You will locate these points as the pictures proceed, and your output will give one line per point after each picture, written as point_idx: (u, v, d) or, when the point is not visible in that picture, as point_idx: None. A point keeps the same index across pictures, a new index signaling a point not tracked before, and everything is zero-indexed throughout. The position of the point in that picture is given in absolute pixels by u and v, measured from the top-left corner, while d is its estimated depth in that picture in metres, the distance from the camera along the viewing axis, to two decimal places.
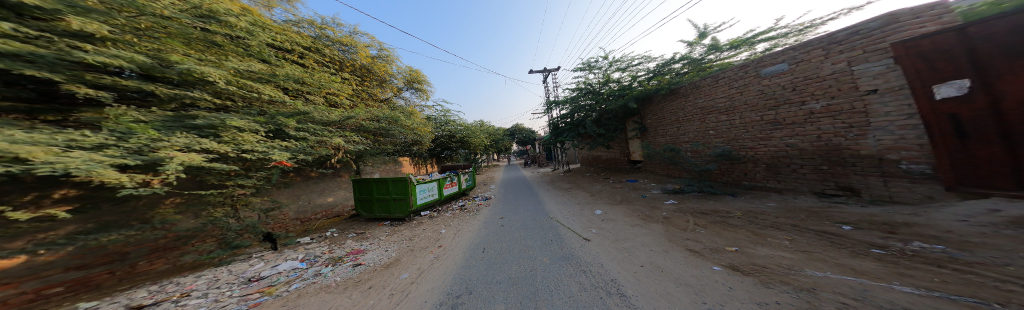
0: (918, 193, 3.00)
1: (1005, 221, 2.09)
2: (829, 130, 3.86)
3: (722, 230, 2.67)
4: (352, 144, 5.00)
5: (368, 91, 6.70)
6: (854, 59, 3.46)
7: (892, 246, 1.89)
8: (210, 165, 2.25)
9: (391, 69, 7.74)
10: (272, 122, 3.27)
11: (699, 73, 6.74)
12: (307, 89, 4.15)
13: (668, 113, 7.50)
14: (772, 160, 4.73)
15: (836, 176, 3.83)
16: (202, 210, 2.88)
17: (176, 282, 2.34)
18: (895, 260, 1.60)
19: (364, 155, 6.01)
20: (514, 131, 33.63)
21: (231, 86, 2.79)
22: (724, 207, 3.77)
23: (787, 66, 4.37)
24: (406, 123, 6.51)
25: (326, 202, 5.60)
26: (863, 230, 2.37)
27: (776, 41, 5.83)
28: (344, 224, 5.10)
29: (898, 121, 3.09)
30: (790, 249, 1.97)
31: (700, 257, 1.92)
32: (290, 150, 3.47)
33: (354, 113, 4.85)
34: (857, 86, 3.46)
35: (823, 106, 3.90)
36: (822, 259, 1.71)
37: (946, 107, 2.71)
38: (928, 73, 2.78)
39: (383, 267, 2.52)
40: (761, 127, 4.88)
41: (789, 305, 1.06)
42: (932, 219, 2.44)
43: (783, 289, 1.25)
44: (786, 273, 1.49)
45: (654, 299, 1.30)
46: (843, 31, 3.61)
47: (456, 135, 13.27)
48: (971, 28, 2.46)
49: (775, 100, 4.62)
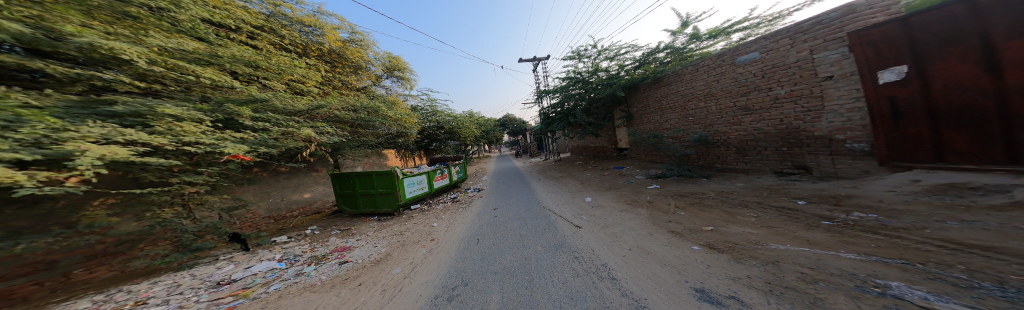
0: (857, 168, 3.49)
1: (922, 189, 2.58)
2: (789, 114, 4.26)
3: (699, 211, 2.92)
4: (325, 136, 4.63)
5: (342, 79, 6.14)
6: (815, 48, 3.78)
7: (837, 217, 2.20)
8: (141, 160, 1.94)
9: (367, 55, 7.13)
10: (220, 111, 2.85)
11: (681, 61, 6.88)
12: (266, 75, 3.69)
13: (653, 101, 7.68)
14: (741, 144, 5.15)
15: (793, 156, 4.29)
16: (146, 211, 2.52)
17: (126, 290, 2.11)
18: (841, 229, 1.87)
19: (342, 147, 5.64)
20: (506, 122, 33.39)
21: (160, 67, 2.36)
22: (701, 189, 4.10)
23: (758, 54, 4.64)
24: (387, 113, 6.20)
25: (303, 198, 5.26)
26: (815, 203, 2.72)
27: (749, 31, 6.12)
28: (326, 221, 4.84)
29: (847, 104, 3.50)
30: (757, 226, 2.20)
31: (681, 238, 2.09)
32: (246, 143, 3.13)
33: (326, 102, 4.45)
34: (816, 73, 3.81)
35: (787, 92, 4.25)
36: (783, 233, 1.94)
37: (885, 90, 3.12)
38: (875, 60, 3.14)
39: (372, 263, 2.46)
40: (734, 113, 5.23)
41: (758, 278, 1.22)
42: (867, 191, 2.86)
43: (752, 264, 1.41)
44: (754, 248, 1.67)
45: (642, 280, 1.41)
46: (807, 21, 3.87)
47: (445, 126, 12.89)
48: (914, 18, 2.80)
49: (747, 87, 4.92)
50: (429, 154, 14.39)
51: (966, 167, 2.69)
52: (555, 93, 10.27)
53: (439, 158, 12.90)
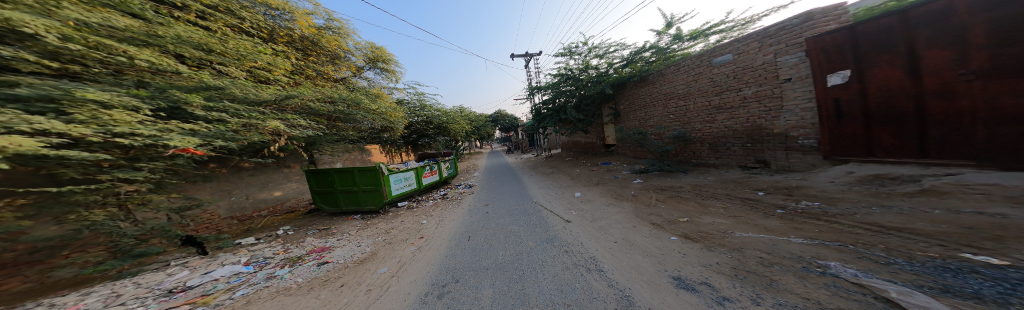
0: (806, 162, 4.00)
1: (855, 180, 3.04)
2: (754, 113, 4.69)
3: (677, 203, 3.17)
4: (298, 129, 4.24)
5: (317, 69, 5.61)
6: (778, 52, 4.16)
7: (790, 206, 2.52)
8: (55, 154, 1.50)
9: (345, 44, 6.61)
10: (162, 98, 2.41)
11: (664, 61, 7.21)
12: (223, 61, 3.24)
13: (638, 99, 7.98)
14: (713, 140, 5.60)
15: (755, 152, 4.75)
16: (69, 213, 1.95)
17: (48, 304, 1.72)
18: (792, 217, 2.16)
19: (318, 142, 5.23)
20: (498, 118, 33.09)
21: (77, 45, 1.89)
22: (678, 183, 4.43)
23: (732, 56, 4.97)
24: (369, 106, 5.93)
25: (273, 197, 4.82)
26: (772, 194, 3.07)
27: (724, 34, 6.53)
28: (301, 221, 4.51)
29: (801, 105, 3.95)
30: (724, 216, 2.45)
31: (660, 229, 2.26)
32: (198, 135, 2.71)
33: (298, 92, 4.08)
34: (777, 75, 4.22)
35: (753, 92, 4.65)
36: (745, 221, 2.18)
37: (832, 92, 3.58)
38: (826, 64, 3.58)
39: (356, 263, 2.35)
40: (708, 111, 5.64)
41: (726, 264, 1.40)
42: (813, 182, 3.30)
43: (720, 251, 1.59)
44: (722, 236, 1.86)
45: (627, 271, 1.50)
46: (773, 26, 4.22)
47: (433, 121, 12.35)
48: (859, 27, 3.19)
49: (720, 87, 5.30)
50: (417, 150, 13.94)
51: (889, 160, 3.17)
52: (546, 89, 10.31)
53: (428, 154, 12.49)
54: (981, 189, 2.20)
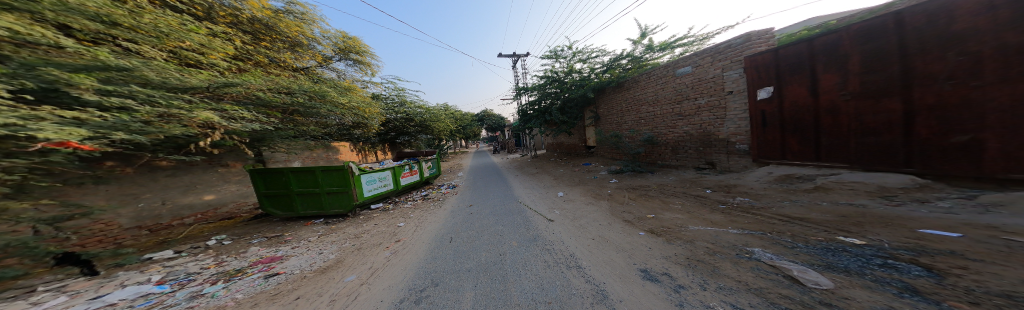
0: (741, 163, 4.80)
1: (773, 179, 3.77)
2: (704, 121, 5.42)
3: (645, 201, 3.53)
4: (243, 123, 3.51)
5: (270, 55, 4.70)
6: (725, 67, 4.89)
7: (730, 201, 3.01)
8: None
9: (309, 32, 5.67)
10: (30, 78, 1.61)
11: (639, 69, 7.83)
12: (135, 38, 2.43)
13: (615, 104, 8.57)
14: (675, 144, 6.27)
15: (705, 155, 5.50)
16: None
17: None
18: (732, 211, 2.59)
19: (268, 138, 4.48)
20: (485, 117, 32.58)
21: None
22: (647, 182, 4.94)
23: (690, 68, 5.62)
24: (338, 100, 5.51)
25: (203, 201, 4.03)
26: (717, 191, 3.63)
27: (687, 47, 7.31)
28: (244, 228, 3.84)
29: (740, 115, 4.73)
30: (682, 211, 2.80)
31: (631, 226, 2.49)
32: (88, 126, 1.88)
33: (241, 80, 3.46)
34: (723, 88, 4.97)
35: (705, 102, 5.35)
36: (697, 216, 2.54)
37: (760, 105, 4.38)
38: (757, 80, 4.38)
39: (317, 273, 2.09)
40: (671, 117, 6.32)
41: (681, 255, 1.63)
42: (745, 181, 3.99)
43: (677, 243, 1.84)
44: (679, 230, 2.15)
45: (602, 266, 1.63)
46: (722, 43, 4.90)
47: (414, 119, 11.86)
48: (780, 50, 3.99)
49: (681, 95, 5.97)
50: (397, 147, 13.49)
51: (796, 162, 3.97)
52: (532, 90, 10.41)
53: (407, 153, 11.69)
54: (852, 185, 2.93)
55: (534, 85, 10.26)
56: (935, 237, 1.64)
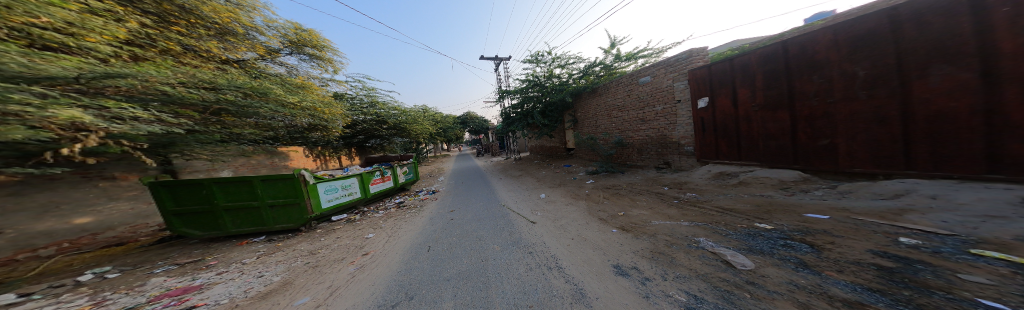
0: (688, 162, 5.60)
1: (711, 176, 4.51)
2: (660, 125, 6.18)
3: (617, 199, 3.86)
4: (145, 125, 2.68)
5: (190, 45, 3.76)
6: (674, 78, 5.63)
7: (683, 197, 3.49)
8: None
9: (247, 19, 4.81)
10: None
11: (610, 76, 8.49)
12: None
13: (590, 109, 9.19)
14: (639, 146, 6.97)
15: (662, 155, 6.26)
16: None
17: None
18: (685, 206, 3.01)
19: (179, 142, 3.47)
20: (466, 119, 31.66)
21: None
22: (618, 182, 5.42)
23: (649, 78, 6.31)
24: (287, 99, 4.93)
25: (75, 226, 3.02)
26: (672, 187, 4.17)
27: (648, 59, 8.16)
28: (145, 255, 2.97)
29: (685, 121, 5.52)
30: (647, 208, 3.14)
31: (605, 224, 2.69)
32: None
33: (137, 70, 2.58)
34: (673, 97, 5.72)
35: (661, 109, 6.10)
36: (658, 211, 2.88)
37: (700, 113, 5.19)
38: (697, 91, 5.18)
39: (256, 299, 1.73)
40: (635, 122, 7.02)
41: (647, 248, 1.82)
42: (692, 178, 4.70)
43: (643, 238, 2.06)
44: (644, 225, 2.40)
45: (581, 265, 1.72)
46: (672, 57, 5.62)
47: (387, 121, 11.12)
48: (712, 67, 4.79)
49: (642, 102, 6.67)
50: (365, 151, 12.42)
51: (725, 161, 4.81)
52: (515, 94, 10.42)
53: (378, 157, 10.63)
54: (763, 180, 3.69)
55: (515, 89, 10.38)
56: (815, 219, 2.17)
